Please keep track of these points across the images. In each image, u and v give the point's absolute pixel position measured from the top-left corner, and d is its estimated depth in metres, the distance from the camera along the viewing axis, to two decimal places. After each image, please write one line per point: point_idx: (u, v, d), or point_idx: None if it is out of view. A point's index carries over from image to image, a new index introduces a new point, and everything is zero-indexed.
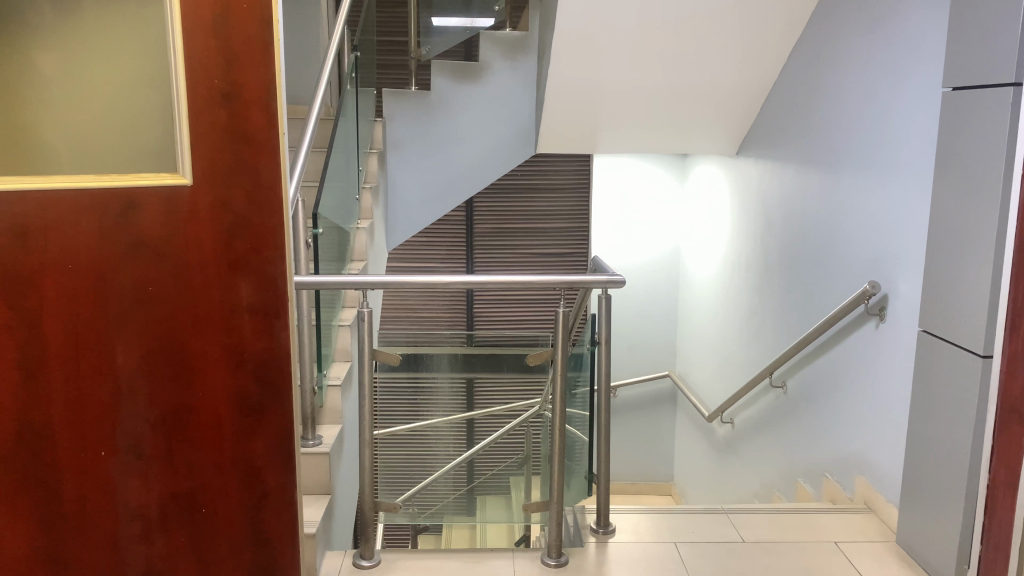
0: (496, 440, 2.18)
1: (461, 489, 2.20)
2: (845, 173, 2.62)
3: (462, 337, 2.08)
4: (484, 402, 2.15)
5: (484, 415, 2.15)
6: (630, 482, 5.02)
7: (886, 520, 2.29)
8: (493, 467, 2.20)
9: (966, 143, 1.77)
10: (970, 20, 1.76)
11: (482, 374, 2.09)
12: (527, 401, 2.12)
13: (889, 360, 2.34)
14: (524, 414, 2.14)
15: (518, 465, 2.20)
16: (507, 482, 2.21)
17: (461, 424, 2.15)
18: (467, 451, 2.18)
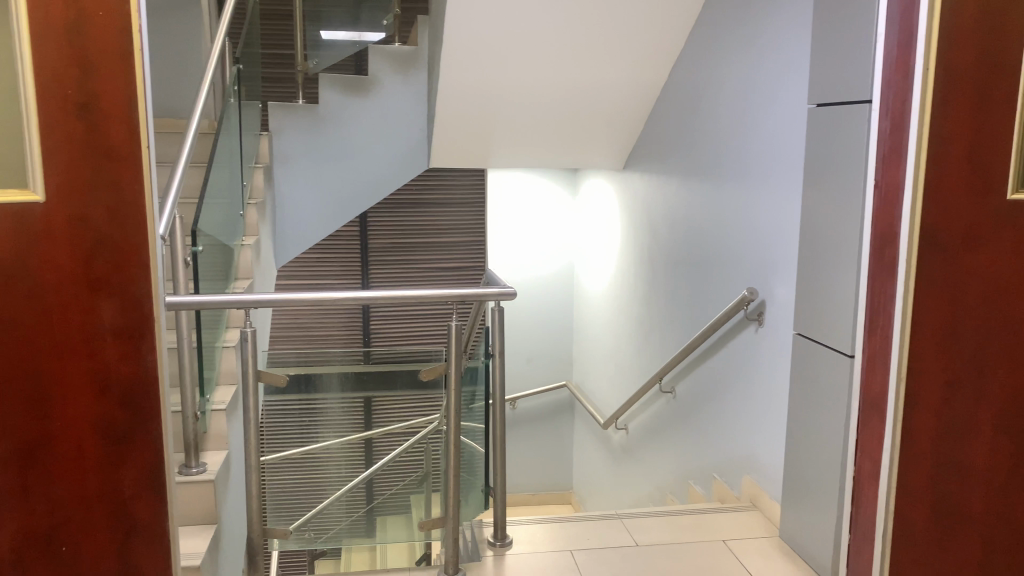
0: (393, 460, 2.11)
1: (357, 512, 2.16)
2: (725, 186, 2.73)
3: (358, 355, 2.01)
4: (382, 420, 2.09)
5: (381, 434, 2.08)
6: (531, 494, 5.06)
7: (770, 516, 2.39)
8: (392, 486, 2.16)
9: (832, 156, 1.88)
10: (831, 40, 1.87)
11: (377, 394, 2.04)
12: (426, 417, 2.10)
13: (769, 361, 2.45)
14: (423, 431, 2.12)
15: (418, 482, 2.18)
16: (406, 500, 2.19)
17: (358, 444, 2.09)
18: (365, 471, 2.13)
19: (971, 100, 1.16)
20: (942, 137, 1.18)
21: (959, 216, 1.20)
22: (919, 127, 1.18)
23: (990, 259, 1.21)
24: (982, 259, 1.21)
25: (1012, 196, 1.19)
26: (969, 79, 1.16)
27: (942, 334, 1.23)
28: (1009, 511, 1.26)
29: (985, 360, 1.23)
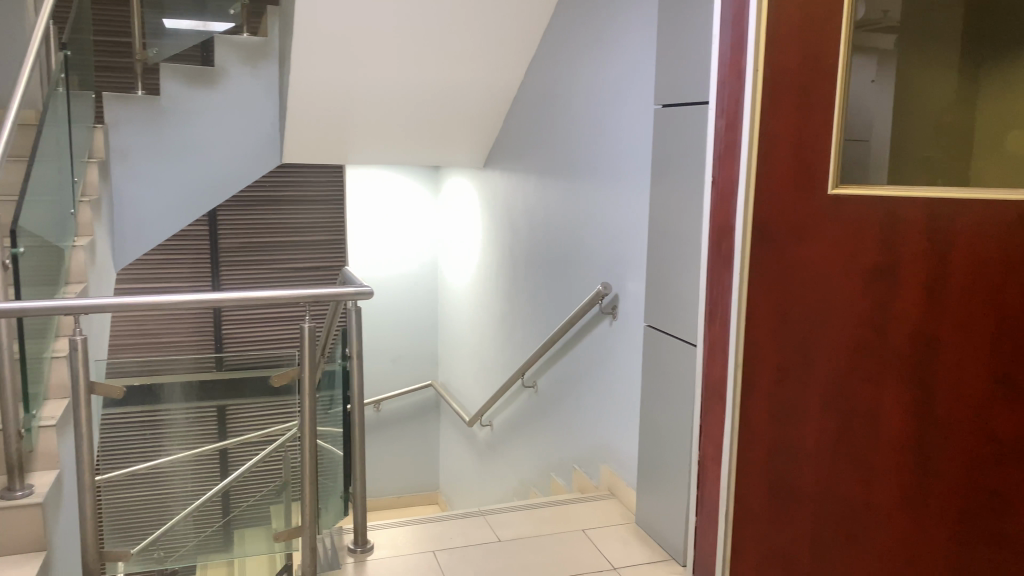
0: (250, 470, 2.01)
1: (214, 525, 2.05)
2: (580, 182, 2.79)
3: (210, 363, 1.89)
4: (238, 430, 1.97)
5: (237, 444, 1.97)
6: (397, 496, 5.00)
7: (627, 502, 2.46)
8: (250, 497, 2.05)
9: (677, 154, 1.96)
10: (674, 43, 1.95)
11: (229, 403, 1.93)
12: (283, 425, 1.98)
13: (622, 352, 2.53)
14: (280, 439, 2.01)
15: (277, 492, 2.06)
16: (266, 512, 2.08)
17: (212, 454, 1.96)
18: (221, 481, 2.00)
19: (797, 99, 1.21)
20: (768, 136, 1.23)
21: (787, 209, 1.24)
22: (750, 127, 1.26)
23: (816, 249, 1.24)
24: (807, 253, 1.24)
25: (833, 190, 1.21)
26: (794, 79, 1.20)
27: (773, 323, 1.28)
28: (838, 497, 1.27)
29: (813, 347, 1.26)
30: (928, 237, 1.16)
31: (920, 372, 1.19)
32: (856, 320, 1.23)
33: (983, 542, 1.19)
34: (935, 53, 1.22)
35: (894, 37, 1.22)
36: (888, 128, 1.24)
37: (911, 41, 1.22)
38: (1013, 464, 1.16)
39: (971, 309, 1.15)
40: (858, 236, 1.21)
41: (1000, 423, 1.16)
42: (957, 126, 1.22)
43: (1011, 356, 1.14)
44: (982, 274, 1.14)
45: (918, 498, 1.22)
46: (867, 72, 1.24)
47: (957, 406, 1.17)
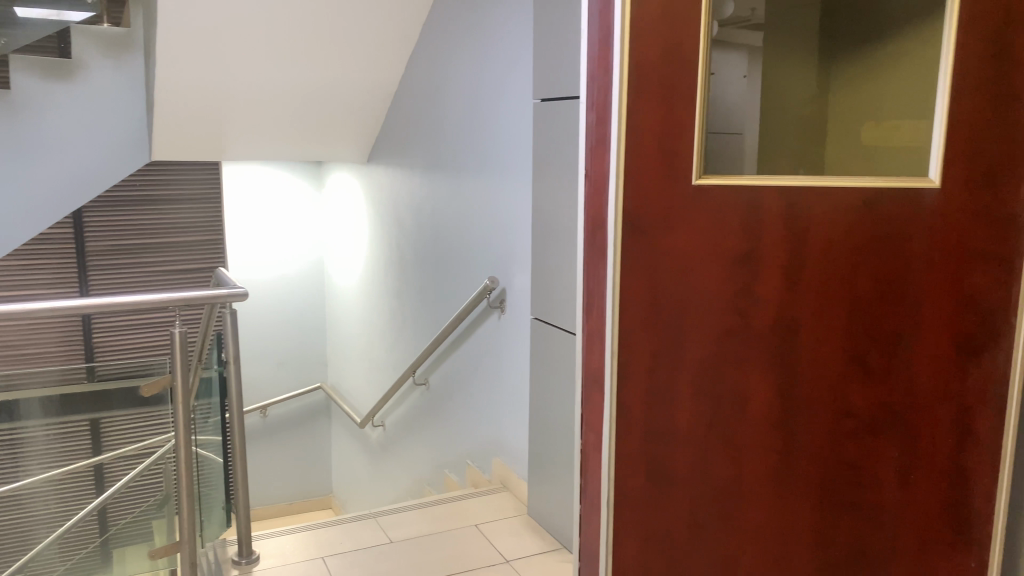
0: (127, 484, 1.90)
1: (91, 544, 1.92)
2: (463, 177, 2.78)
3: (81, 373, 1.78)
4: (113, 444, 1.83)
5: (113, 459, 1.83)
6: (289, 503, 4.87)
7: (518, 494, 2.48)
8: (129, 512, 1.95)
9: (556, 147, 1.98)
10: (549, 37, 1.96)
11: (103, 414, 1.82)
12: (161, 436, 1.88)
13: (510, 345, 2.53)
14: (160, 451, 1.89)
15: (158, 506, 1.96)
16: (148, 526, 1.97)
17: (86, 471, 1.82)
18: (96, 499, 1.89)
19: (661, 90, 1.18)
20: (635, 130, 1.19)
21: (654, 200, 1.21)
22: (618, 121, 1.20)
23: (682, 238, 1.21)
24: (676, 239, 1.21)
25: (697, 181, 1.19)
26: (657, 74, 1.18)
27: (647, 311, 1.24)
28: (711, 485, 1.26)
29: (683, 337, 1.24)
30: (785, 223, 1.18)
31: (784, 352, 1.21)
32: (722, 307, 1.22)
33: (845, 512, 1.24)
34: (796, 52, 1.28)
35: (761, 34, 1.25)
36: (750, 124, 1.26)
37: (774, 37, 1.27)
38: (869, 435, 1.22)
39: (827, 292, 1.19)
40: (724, 221, 1.20)
41: (856, 398, 1.21)
42: (811, 121, 1.29)
43: (864, 334, 1.19)
44: (836, 257, 1.18)
45: (785, 477, 1.24)
46: (739, 68, 1.25)
47: (817, 385, 1.21)
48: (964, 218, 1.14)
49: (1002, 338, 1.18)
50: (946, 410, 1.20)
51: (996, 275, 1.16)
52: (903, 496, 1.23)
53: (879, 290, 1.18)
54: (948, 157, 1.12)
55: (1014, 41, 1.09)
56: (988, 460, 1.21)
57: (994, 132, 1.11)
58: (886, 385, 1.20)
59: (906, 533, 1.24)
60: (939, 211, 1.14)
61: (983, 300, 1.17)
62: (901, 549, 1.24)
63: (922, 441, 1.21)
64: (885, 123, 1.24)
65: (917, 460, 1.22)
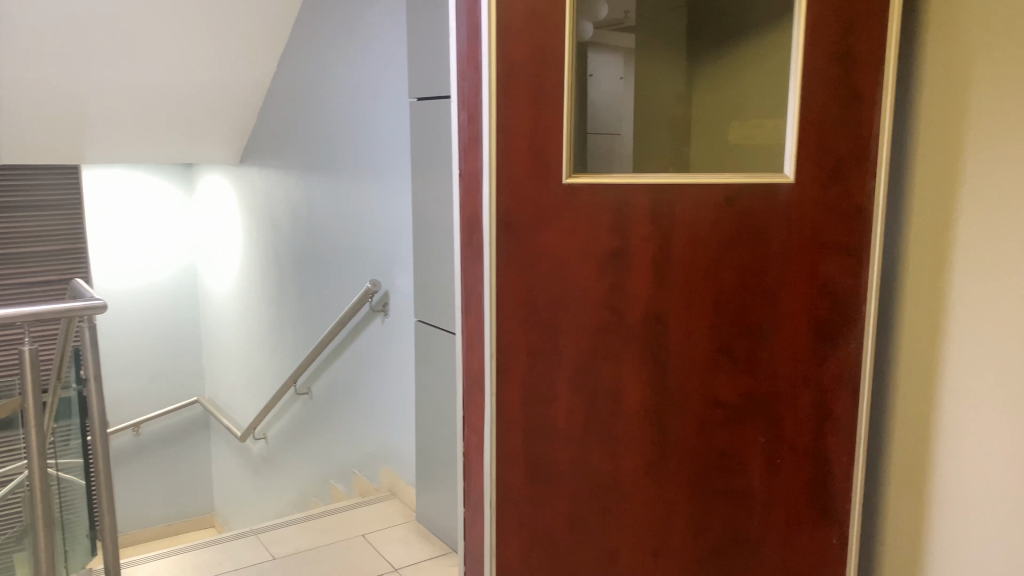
0: None
1: None
2: (341, 178, 2.71)
3: None
4: None
5: None
6: (167, 525, 4.62)
7: (407, 500, 2.44)
8: None
9: (433, 146, 1.95)
10: (424, 34, 1.93)
11: None
12: (12, 464, 1.73)
13: (395, 350, 2.49)
14: (12, 481, 1.76)
15: (16, 539, 1.83)
16: (7, 560, 1.84)
17: None
18: None
19: (530, 90, 1.18)
20: (506, 128, 1.19)
21: (527, 199, 1.21)
22: (488, 120, 1.19)
23: (555, 238, 1.22)
24: (549, 239, 1.22)
25: (568, 179, 1.20)
26: (526, 73, 1.17)
27: (523, 311, 1.24)
28: (591, 481, 1.27)
29: (558, 336, 1.24)
30: (652, 219, 1.20)
31: (656, 347, 1.24)
32: (595, 303, 1.23)
33: (718, 499, 1.28)
34: (661, 53, 1.32)
35: (633, 35, 1.28)
36: (624, 126, 1.29)
37: (645, 40, 1.30)
38: (737, 424, 1.26)
39: (693, 287, 1.22)
40: (594, 221, 1.21)
41: (724, 389, 1.25)
42: (679, 120, 1.32)
43: (729, 327, 1.23)
44: (701, 252, 1.21)
45: (661, 468, 1.27)
46: (614, 70, 1.28)
47: (687, 377, 1.25)
48: (817, 212, 1.20)
49: (853, 324, 1.25)
50: (806, 395, 1.26)
51: (845, 265, 1.22)
52: (769, 481, 1.28)
53: (741, 283, 1.22)
54: (800, 153, 1.17)
55: (856, 42, 1.15)
56: (843, 441, 1.28)
57: (840, 130, 1.18)
58: (751, 374, 1.25)
59: (775, 515, 1.29)
60: (794, 206, 1.20)
61: (835, 290, 1.23)
62: (770, 531, 1.30)
63: (785, 427, 1.27)
64: (749, 123, 1.27)
65: (781, 445, 1.27)
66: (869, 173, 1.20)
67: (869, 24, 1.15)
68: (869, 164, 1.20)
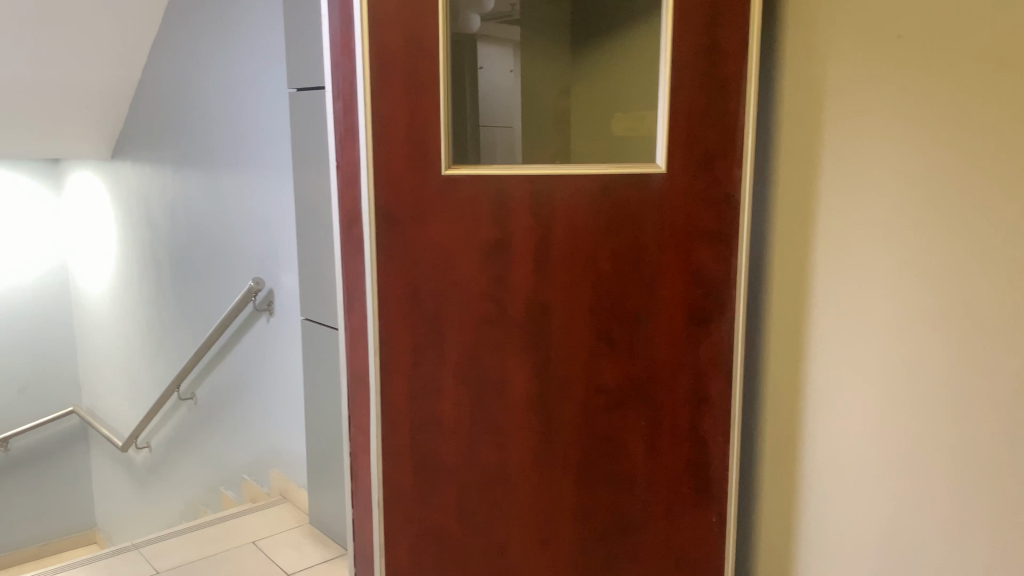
0: None
1: None
2: (221, 174, 2.60)
3: None
4: None
5: None
6: (43, 545, 4.33)
7: (299, 504, 2.38)
8: None
9: (313, 139, 1.90)
10: (300, 24, 1.87)
11: None
12: None
13: (281, 349, 2.41)
14: None
15: None
16: None
17: None
18: None
19: (405, 80, 1.16)
20: (383, 121, 1.16)
21: (406, 192, 1.18)
22: (365, 112, 1.16)
23: (436, 230, 1.20)
24: (430, 232, 1.20)
25: (447, 171, 1.18)
26: (401, 63, 1.15)
27: (405, 305, 1.22)
28: (478, 473, 1.27)
29: (441, 329, 1.23)
30: (532, 210, 1.21)
31: (539, 337, 1.25)
32: (478, 295, 1.22)
33: (603, 484, 1.30)
34: (546, 47, 1.33)
35: (518, 29, 1.30)
36: (513, 117, 1.29)
37: (530, 33, 1.32)
38: (619, 410, 1.28)
39: (574, 276, 1.23)
40: (474, 212, 1.20)
41: (607, 375, 1.27)
42: (563, 112, 1.32)
43: (609, 315, 1.25)
44: (579, 240, 1.22)
45: (546, 457, 1.28)
46: (505, 64, 1.30)
47: (570, 365, 1.26)
48: (689, 200, 1.24)
49: (726, 309, 1.29)
50: (684, 378, 1.30)
51: (717, 252, 1.27)
52: (651, 464, 1.31)
53: (620, 271, 1.24)
54: (672, 143, 1.20)
55: (721, 36, 1.19)
56: (720, 422, 1.33)
57: (709, 121, 1.21)
58: (632, 360, 1.28)
59: (658, 497, 1.33)
60: (668, 195, 1.23)
61: (708, 276, 1.27)
62: (653, 513, 1.33)
63: (665, 410, 1.30)
64: (631, 115, 1.28)
65: (661, 429, 1.31)
66: (737, 162, 1.24)
67: (734, 18, 1.19)
68: (737, 154, 1.24)
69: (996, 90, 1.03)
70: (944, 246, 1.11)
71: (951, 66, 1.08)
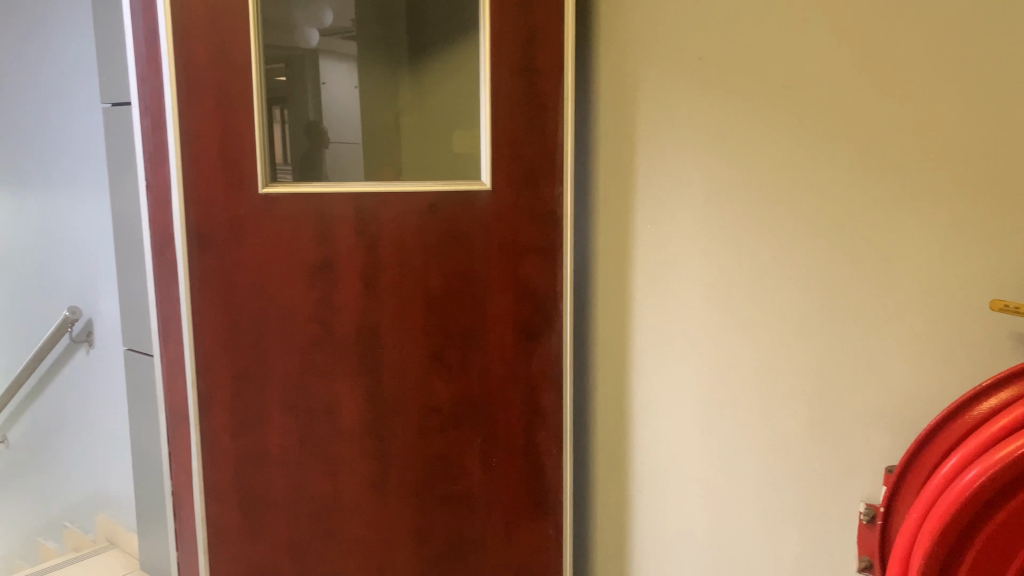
0: None
1: None
2: (30, 195, 2.39)
3: None
4: None
5: None
6: None
7: (129, 549, 2.20)
8: None
9: (129, 158, 1.77)
10: (110, 36, 1.75)
11: None
12: None
13: (103, 383, 2.24)
14: None
15: None
16: None
17: None
18: None
19: (215, 96, 1.08)
20: (193, 139, 1.08)
21: (220, 211, 1.11)
22: (173, 128, 1.07)
23: (256, 251, 1.13)
24: (249, 253, 1.13)
25: (264, 190, 1.13)
26: (208, 78, 1.07)
27: (225, 332, 1.14)
28: (310, 504, 1.21)
29: (267, 355, 1.16)
30: (358, 229, 1.18)
31: (369, 358, 1.21)
32: (303, 318, 1.17)
33: (441, 504, 1.29)
34: (377, 65, 1.29)
35: (354, 44, 1.26)
36: (355, 133, 1.25)
37: (367, 50, 1.28)
38: (454, 429, 1.28)
39: (403, 295, 1.22)
40: (296, 232, 1.15)
41: (440, 394, 1.26)
42: (396, 129, 1.29)
43: (440, 332, 1.24)
44: (408, 259, 1.21)
45: (382, 482, 1.25)
46: (345, 80, 1.25)
47: (403, 385, 1.24)
48: (515, 217, 1.25)
49: (553, 322, 1.32)
50: (517, 392, 1.31)
51: (543, 267, 1.29)
52: (487, 480, 1.31)
53: (450, 288, 1.24)
54: (495, 161, 1.22)
55: (538, 57, 1.22)
56: (552, 433, 1.35)
57: (529, 139, 1.23)
58: (464, 377, 1.27)
59: (495, 512, 1.33)
60: (493, 212, 1.24)
61: (535, 291, 1.29)
62: (492, 530, 1.33)
63: (499, 425, 1.31)
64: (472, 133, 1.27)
65: (496, 444, 1.31)
66: (558, 180, 1.27)
67: (549, 38, 1.22)
68: (557, 172, 1.27)
69: (789, 112, 1.10)
70: (749, 254, 1.17)
71: (753, 89, 1.14)
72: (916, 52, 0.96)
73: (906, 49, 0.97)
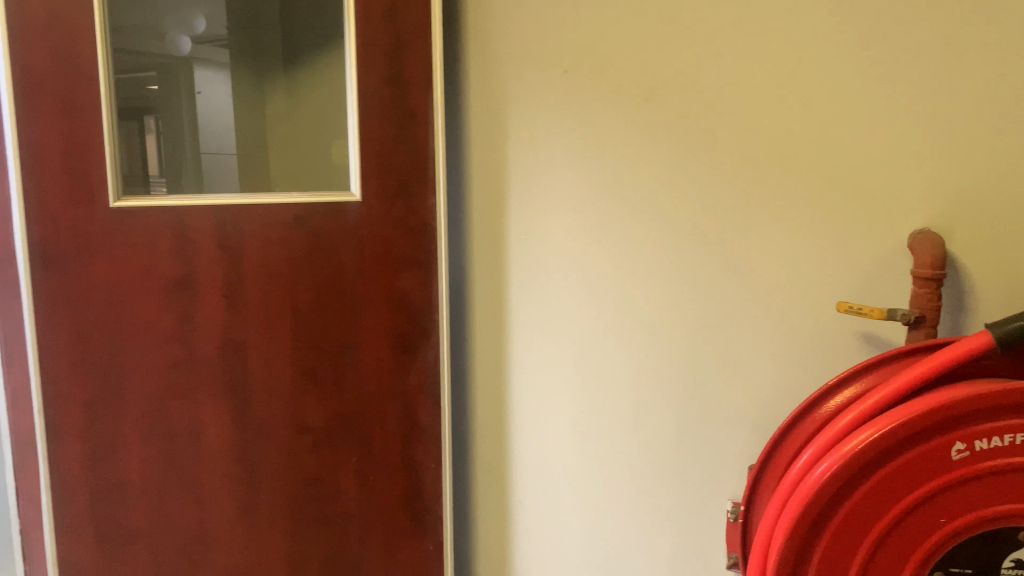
0: None
1: None
2: None
3: None
4: None
5: None
6: None
7: None
8: None
9: None
10: None
11: None
12: None
13: None
14: None
15: None
16: None
17: None
18: None
19: (59, 104, 1.01)
20: (33, 150, 1.01)
21: (66, 227, 1.04)
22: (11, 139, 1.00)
23: (107, 269, 1.07)
24: (100, 270, 1.06)
25: (115, 204, 1.06)
26: (49, 85, 1.00)
27: (74, 356, 1.07)
28: (174, 534, 1.15)
29: (122, 379, 1.10)
30: (219, 244, 1.12)
31: (235, 378, 1.16)
32: (162, 339, 1.11)
33: (316, 526, 1.25)
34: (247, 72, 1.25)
35: (226, 51, 1.22)
36: (231, 142, 1.21)
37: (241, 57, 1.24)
38: (327, 448, 1.24)
39: (271, 312, 1.17)
40: (151, 247, 1.09)
41: (313, 413, 1.22)
42: (269, 138, 1.25)
43: (310, 349, 1.21)
44: (274, 274, 1.16)
45: (252, 507, 1.19)
46: (220, 88, 1.21)
47: (272, 405, 1.19)
48: (386, 229, 1.22)
49: (430, 335, 1.28)
50: (393, 407, 1.27)
51: (416, 279, 1.26)
52: (364, 500, 1.27)
53: (320, 303, 1.20)
54: (364, 171, 1.19)
55: (405, 65, 1.20)
56: (431, 448, 1.32)
57: (398, 149, 1.21)
58: (338, 395, 1.23)
59: (374, 532, 1.29)
60: (363, 224, 1.20)
61: (410, 304, 1.26)
62: (370, 550, 1.29)
63: (375, 443, 1.27)
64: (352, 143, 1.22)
65: (372, 462, 1.27)
66: (430, 191, 1.24)
67: (416, 47, 1.20)
68: (429, 181, 1.24)
69: (653, 122, 1.12)
70: (620, 261, 1.19)
71: (619, 101, 1.16)
72: (769, 66, 1.00)
73: (758, 62, 1.01)
